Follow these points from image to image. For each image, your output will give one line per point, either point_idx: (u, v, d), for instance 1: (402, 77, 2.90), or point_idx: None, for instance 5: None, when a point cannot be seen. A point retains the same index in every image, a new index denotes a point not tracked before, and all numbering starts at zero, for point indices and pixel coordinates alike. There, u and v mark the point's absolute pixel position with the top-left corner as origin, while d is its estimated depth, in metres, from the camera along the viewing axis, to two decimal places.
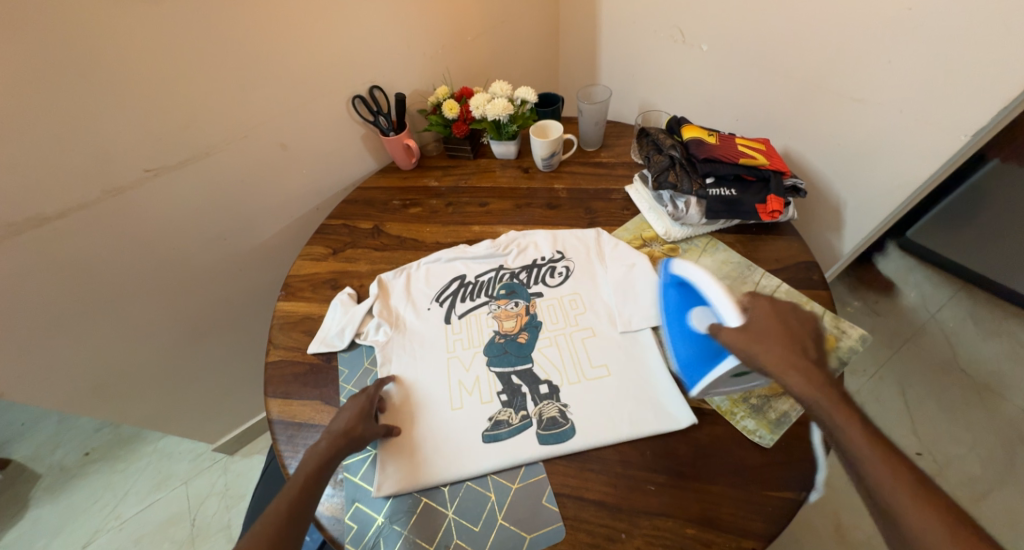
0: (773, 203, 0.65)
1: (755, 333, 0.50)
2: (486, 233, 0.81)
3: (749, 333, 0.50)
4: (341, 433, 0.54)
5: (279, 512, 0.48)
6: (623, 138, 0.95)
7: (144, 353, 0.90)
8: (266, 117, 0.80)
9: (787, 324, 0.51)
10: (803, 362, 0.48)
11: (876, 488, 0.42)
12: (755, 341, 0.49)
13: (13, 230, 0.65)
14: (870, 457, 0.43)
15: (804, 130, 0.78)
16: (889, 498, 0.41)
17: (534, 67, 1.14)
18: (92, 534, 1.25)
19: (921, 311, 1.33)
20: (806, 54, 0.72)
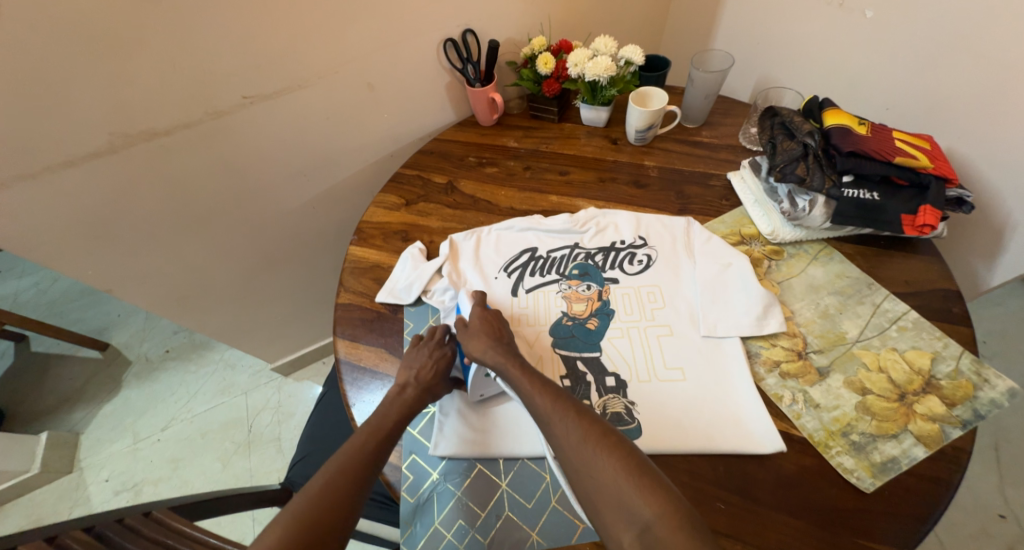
0: (926, 216, 0.54)
1: (467, 335, 0.56)
2: (565, 205, 0.76)
3: (463, 331, 0.57)
4: (426, 390, 0.54)
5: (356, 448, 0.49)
6: (732, 116, 0.84)
7: (220, 271, 0.94)
8: (362, 54, 0.77)
9: (491, 323, 0.57)
10: (490, 352, 0.54)
11: (564, 452, 0.45)
12: (468, 340, 0.56)
13: (125, 141, 0.67)
14: (560, 424, 0.46)
15: (976, 130, 0.65)
16: (583, 463, 0.44)
17: (640, 24, 1.03)
18: (167, 421, 1.39)
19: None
20: (1010, 33, 0.58)
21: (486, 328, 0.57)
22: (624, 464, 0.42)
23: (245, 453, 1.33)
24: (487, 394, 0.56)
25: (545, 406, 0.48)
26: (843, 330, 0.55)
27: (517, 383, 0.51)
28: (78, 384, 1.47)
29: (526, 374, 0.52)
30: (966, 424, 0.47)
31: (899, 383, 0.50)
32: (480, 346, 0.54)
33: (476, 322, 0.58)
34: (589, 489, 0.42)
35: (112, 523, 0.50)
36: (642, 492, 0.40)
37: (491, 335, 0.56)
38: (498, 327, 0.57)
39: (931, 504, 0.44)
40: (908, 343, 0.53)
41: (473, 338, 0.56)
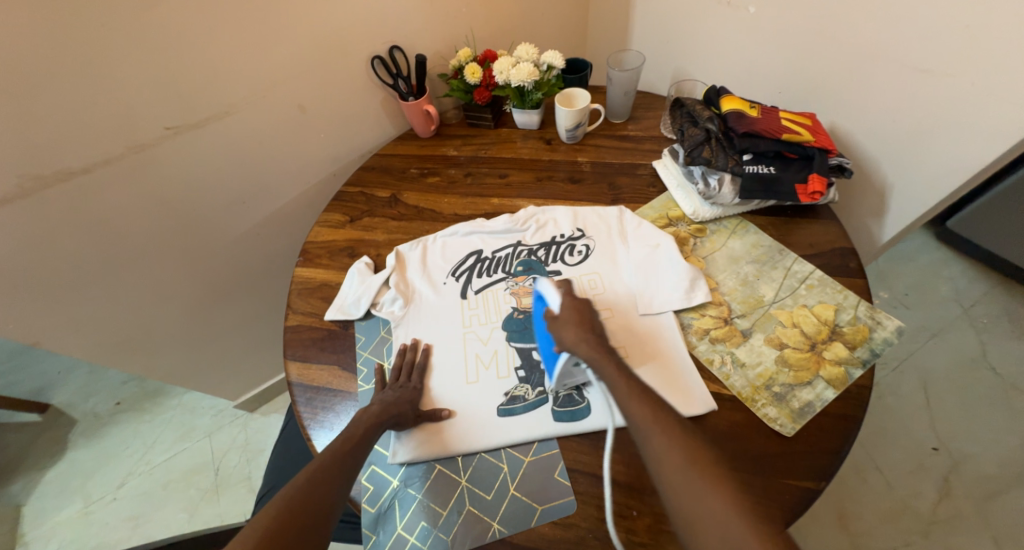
0: (815, 183, 0.61)
1: (559, 324, 0.54)
2: (505, 207, 0.79)
3: (553, 318, 0.55)
4: (391, 403, 0.55)
5: (334, 452, 0.49)
6: (653, 110, 0.90)
7: (164, 309, 0.92)
8: (287, 76, 0.78)
9: (582, 312, 0.55)
10: (583, 345, 0.51)
11: (662, 468, 0.42)
12: (562, 331, 0.53)
13: (38, 184, 0.65)
14: (661, 441, 0.43)
15: (854, 106, 0.73)
16: (686, 492, 0.40)
17: (561, 31, 1.08)
18: (123, 477, 1.32)
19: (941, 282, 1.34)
20: (865, 18, 0.66)
21: (576, 317, 0.54)
22: (731, 496, 0.39)
23: (213, 499, 1.28)
24: (570, 384, 0.55)
25: (643, 416, 0.45)
26: (761, 294, 0.60)
27: (615, 385, 0.48)
28: (20, 450, 1.38)
29: (625, 377, 0.49)
30: (866, 363, 0.53)
31: (810, 335, 0.56)
32: (573, 336, 0.52)
33: (568, 315, 0.54)
34: (691, 521, 0.39)
35: None
36: (754, 531, 0.37)
37: (582, 326, 0.53)
38: (592, 319, 0.54)
39: (841, 440, 0.49)
40: (815, 298, 0.59)
41: (566, 327, 0.53)
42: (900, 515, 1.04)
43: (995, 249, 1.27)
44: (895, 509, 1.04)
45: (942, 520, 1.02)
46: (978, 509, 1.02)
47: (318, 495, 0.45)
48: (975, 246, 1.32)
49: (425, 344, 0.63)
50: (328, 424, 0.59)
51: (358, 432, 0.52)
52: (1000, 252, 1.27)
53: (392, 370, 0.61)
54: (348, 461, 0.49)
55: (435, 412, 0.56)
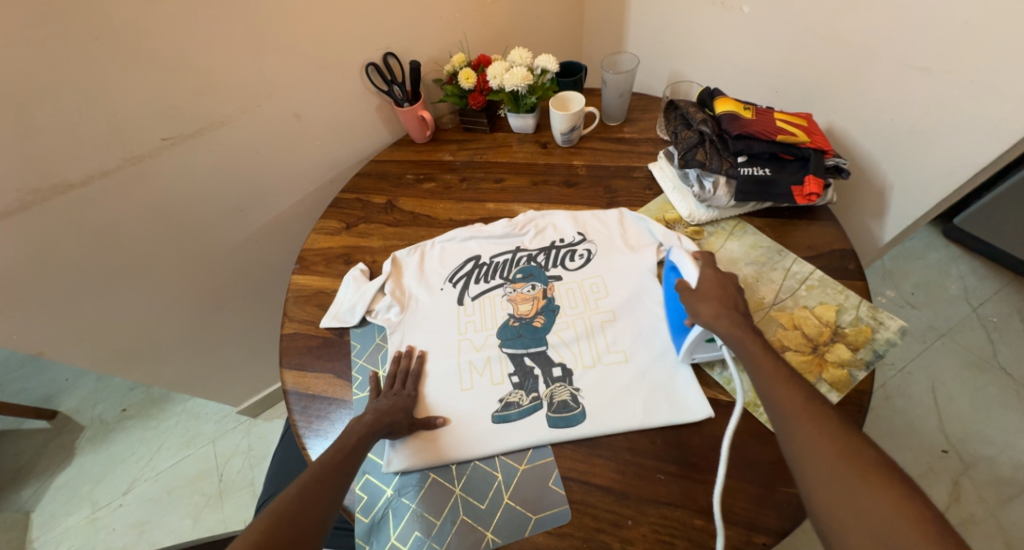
0: (811, 185, 0.60)
1: (695, 299, 0.53)
2: (501, 211, 0.79)
3: (691, 290, 0.54)
4: (384, 413, 0.54)
5: (326, 464, 0.48)
6: (650, 112, 0.89)
7: (165, 318, 0.92)
8: (280, 86, 0.78)
9: (724, 288, 0.54)
10: (723, 321, 0.50)
11: (802, 459, 0.40)
12: (699, 304, 0.52)
13: (37, 197, 0.66)
14: (810, 433, 0.40)
15: (852, 105, 0.72)
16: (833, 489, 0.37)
17: (556, 33, 1.08)
18: (128, 484, 1.32)
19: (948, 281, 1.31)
20: (861, 16, 0.65)
21: (718, 292, 0.53)
22: (896, 494, 0.35)
23: (217, 505, 1.28)
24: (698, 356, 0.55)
25: (792, 405, 0.42)
26: (761, 295, 0.59)
27: (759, 369, 0.46)
28: (27, 457, 1.39)
29: (772, 359, 0.47)
30: (868, 365, 0.52)
31: (812, 337, 0.55)
32: (713, 310, 0.51)
33: (709, 289, 0.53)
34: (836, 516, 0.36)
35: None
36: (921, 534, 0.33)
37: (724, 302, 0.52)
38: (733, 294, 0.54)
39: None
40: (816, 299, 0.58)
41: (705, 301, 0.52)
42: None
43: (1005, 247, 1.24)
44: None
45: (953, 524, 1.00)
46: (989, 512, 1.00)
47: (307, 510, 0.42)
48: (983, 243, 1.29)
49: (419, 351, 0.62)
50: (322, 433, 0.59)
51: (351, 441, 0.50)
52: (1010, 250, 1.24)
53: (387, 378, 0.60)
54: (339, 474, 0.47)
55: (432, 419, 0.56)
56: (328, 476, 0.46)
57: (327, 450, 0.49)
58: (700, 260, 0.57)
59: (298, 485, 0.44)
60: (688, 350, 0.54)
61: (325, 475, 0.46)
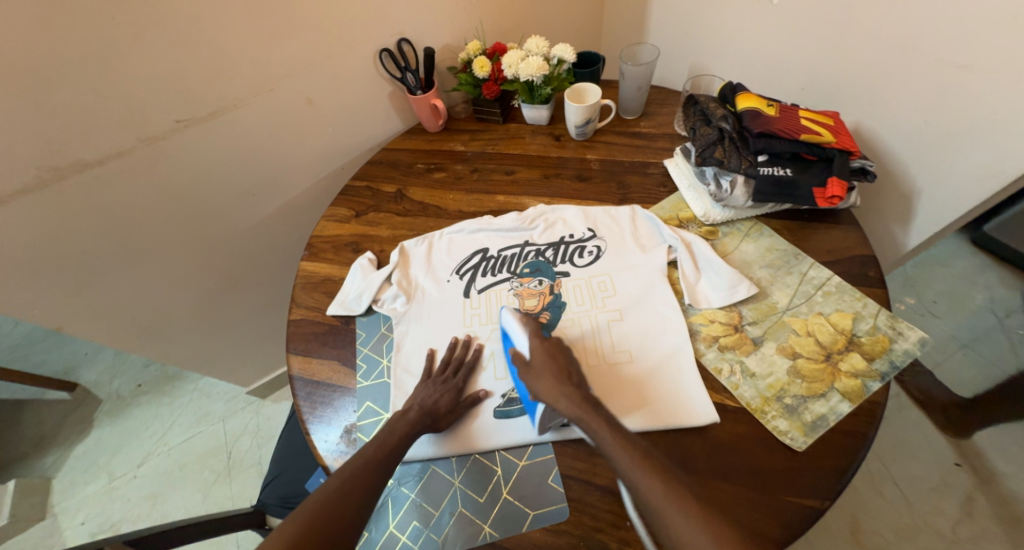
0: (835, 187, 0.58)
1: (533, 378, 0.52)
2: (511, 204, 0.77)
3: (525, 367, 0.53)
4: (430, 409, 0.53)
5: (367, 461, 0.48)
6: (668, 106, 0.87)
7: (177, 298, 0.93)
8: (294, 70, 0.78)
9: (554, 359, 0.53)
10: (563, 400, 0.49)
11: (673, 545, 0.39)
12: (535, 382, 0.51)
13: (56, 175, 0.66)
14: (676, 516, 0.39)
15: (882, 104, 0.69)
16: None
17: (576, 22, 1.05)
18: (143, 457, 1.36)
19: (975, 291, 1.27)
20: (896, 10, 0.62)
21: (551, 366, 0.52)
22: None
23: (226, 481, 1.31)
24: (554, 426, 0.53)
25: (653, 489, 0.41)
26: (774, 300, 0.57)
27: (609, 450, 0.45)
28: (48, 427, 1.43)
29: (618, 436, 0.46)
30: (884, 376, 0.50)
31: (825, 345, 0.53)
32: (551, 389, 0.50)
33: (541, 367, 0.52)
34: None
35: None
36: None
37: (559, 376, 0.51)
38: (566, 365, 0.53)
39: (851, 457, 0.46)
40: (832, 306, 0.56)
41: (541, 378, 0.51)
42: (919, 532, 0.99)
43: None
44: (913, 525, 1.00)
45: (963, 540, 0.98)
46: (1003, 530, 0.97)
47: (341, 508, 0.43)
48: None
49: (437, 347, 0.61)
50: (326, 419, 0.59)
51: (391, 440, 0.50)
52: None
53: (439, 364, 0.59)
54: (376, 474, 0.47)
55: (475, 394, 0.56)
56: (366, 476, 0.47)
57: (364, 448, 0.49)
58: (532, 325, 0.56)
59: (336, 482, 0.45)
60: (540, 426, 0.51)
61: (362, 475, 0.46)
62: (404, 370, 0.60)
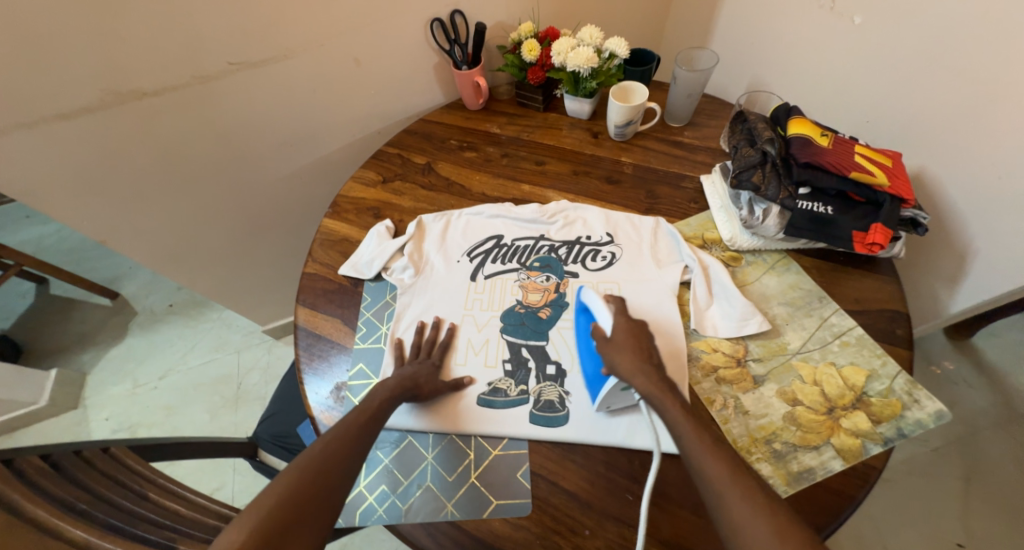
0: (877, 234, 0.53)
1: (611, 350, 0.51)
2: (535, 196, 0.76)
3: (606, 340, 0.52)
4: (408, 377, 0.53)
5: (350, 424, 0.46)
6: (717, 118, 0.82)
7: (208, 233, 0.97)
8: (346, 28, 0.78)
9: (637, 338, 0.51)
10: (640, 376, 0.48)
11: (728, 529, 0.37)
12: (613, 354, 0.50)
13: (115, 99, 0.69)
14: (739, 506, 0.37)
15: (953, 153, 0.63)
16: None
17: (639, 16, 1.01)
18: (165, 370, 1.44)
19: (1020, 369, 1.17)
20: (990, 52, 0.56)
21: (633, 343, 0.50)
22: None
23: (232, 408, 1.37)
24: (614, 406, 0.52)
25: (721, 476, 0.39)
26: (786, 340, 0.54)
27: (678, 431, 0.43)
28: (84, 329, 1.54)
29: (689, 418, 0.44)
30: (887, 442, 0.46)
31: (831, 397, 0.49)
32: (629, 364, 0.48)
33: (623, 342, 0.50)
34: None
35: (70, 455, 0.49)
36: None
37: (639, 354, 0.49)
38: (647, 347, 0.51)
39: (831, 517, 0.43)
40: (847, 358, 0.52)
41: (619, 352, 0.50)
42: None
43: None
44: None
45: None
46: None
47: (331, 470, 0.42)
48: None
49: (445, 322, 0.61)
50: (320, 372, 0.60)
51: (372, 405, 0.49)
52: None
53: (410, 348, 0.59)
54: (362, 441, 0.46)
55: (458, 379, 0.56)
56: (354, 436, 0.45)
57: (349, 415, 0.48)
58: (615, 304, 0.55)
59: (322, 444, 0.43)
60: (605, 400, 0.51)
61: (348, 440, 0.45)
62: (400, 339, 0.60)
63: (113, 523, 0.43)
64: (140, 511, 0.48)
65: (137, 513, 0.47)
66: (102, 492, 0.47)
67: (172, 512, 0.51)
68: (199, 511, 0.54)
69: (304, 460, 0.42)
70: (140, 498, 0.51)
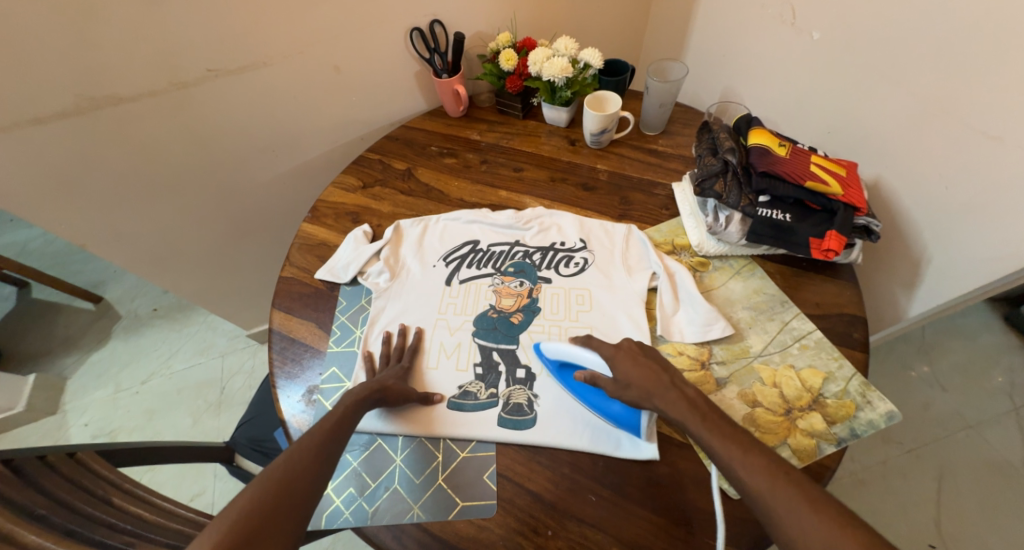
0: (831, 241, 0.56)
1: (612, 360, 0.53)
2: (512, 201, 0.77)
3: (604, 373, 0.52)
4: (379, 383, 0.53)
5: (319, 433, 0.46)
6: (690, 127, 0.84)
7: (188, 237, 0.96)
8: (325, 35, 0.79)
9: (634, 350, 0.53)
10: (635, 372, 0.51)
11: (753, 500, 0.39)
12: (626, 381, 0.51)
13: (91, 104, 0.70)
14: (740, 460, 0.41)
15: (908, 164, 0.65)
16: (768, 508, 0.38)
17: (618, 27, 1.03)
18: (147, 375, 1.43)
19: (993, 374, 1.20)
20: (939, 67, 0.58)
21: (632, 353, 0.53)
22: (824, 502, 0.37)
23: (215, 413, 1.36)
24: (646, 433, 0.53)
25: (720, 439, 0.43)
26: (748, 343, 0.56)
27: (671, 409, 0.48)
28: (66, 333, 1.52)
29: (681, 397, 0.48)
30: (840, 442, 0.48)
31: (789, 399, 0.51)
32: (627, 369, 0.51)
33: (625, 363, 0.52)
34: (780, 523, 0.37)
35: (34, 460, 0.49)
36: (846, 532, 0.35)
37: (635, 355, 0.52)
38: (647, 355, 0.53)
39: None
40: (806, 361, 0.53)
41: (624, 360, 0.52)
42: None
43: None
44: None
45: None
46: None
47: (304, 483, 0.41)
48: None
49: (415, 329, 0.62)
50: (294, 377, 0.61)
51: (336, 415, 0.49)
52: None
53: (381, 357, 0.59)
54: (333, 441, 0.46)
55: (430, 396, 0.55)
56: (322, 445, 0.45)
57: (317, 423, 0.47)
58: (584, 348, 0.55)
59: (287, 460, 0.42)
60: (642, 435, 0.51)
61: (317, 447, 0.45)
62: (373, 345, 0.61)
63: (71, 529, 0.44)
64: (103, 516, 0.48)
65: (98, 517, 0.48)
66: (64, 497, 0.48)
67: (136, 518, 0.51)
68: (165, 516, 0.53)
69: (274, 473, 0.41)
70: (104, 504, 0.51)
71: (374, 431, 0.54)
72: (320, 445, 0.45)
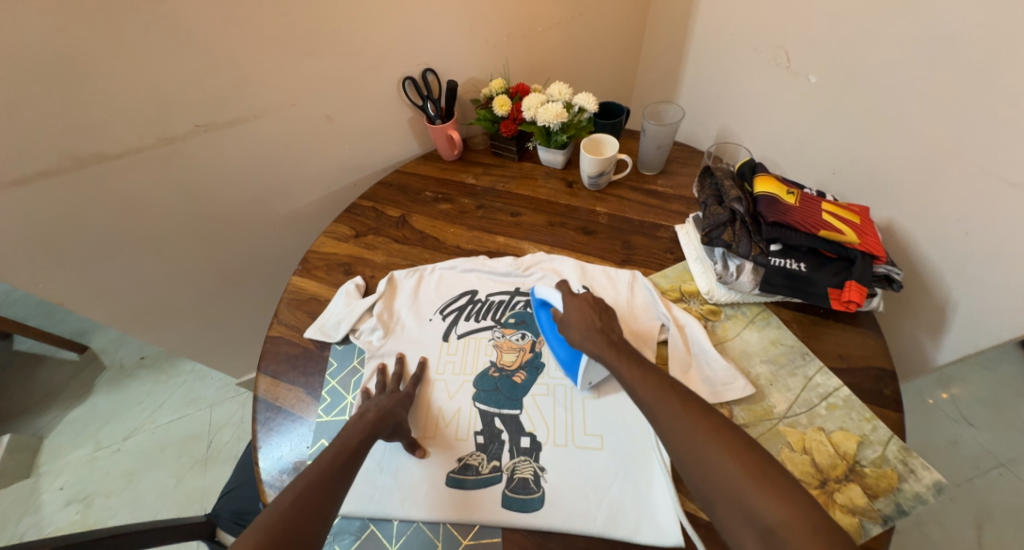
0: (852, 292, 0.53)
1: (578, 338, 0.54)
2: (510, 248, 0.74)
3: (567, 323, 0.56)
4: (389, 411, 0.51)
5: (325, 466, 0.43)
6: (689, 167, 0.83)
7: (175, 292, 0.93)
8: (317, 87, 0.78)
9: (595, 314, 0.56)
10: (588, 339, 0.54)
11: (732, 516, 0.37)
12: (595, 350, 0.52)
13: (75, 163, 0.68)
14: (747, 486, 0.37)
15: (920, 203, 0.63)
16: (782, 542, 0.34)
17: (610, 68, 1.04)
18: (130, 431, 1.36)
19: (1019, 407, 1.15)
20: (945, 106, 0.57)
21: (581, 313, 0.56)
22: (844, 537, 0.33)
23: (200, 471, 1.29)
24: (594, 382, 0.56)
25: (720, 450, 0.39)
26: (772, 403, 0.51)
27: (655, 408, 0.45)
28: (49, 387, 1.46)
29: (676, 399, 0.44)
30: (886, 521, 0.43)
31: (823, 468, 0.46)
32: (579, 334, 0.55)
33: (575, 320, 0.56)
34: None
35: None
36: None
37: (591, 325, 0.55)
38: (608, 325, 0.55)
39: None
40: (836, 423, 0.49)
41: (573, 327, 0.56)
42: None
43: None
44: None
45: None
46: None
47: (310, 518, 0.39)
48: None
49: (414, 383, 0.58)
50: (277, 451, 0.56)
51: (351, 444, 0.46)
52: None
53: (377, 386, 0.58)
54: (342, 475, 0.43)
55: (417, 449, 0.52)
56: (328, 483, 0.42)
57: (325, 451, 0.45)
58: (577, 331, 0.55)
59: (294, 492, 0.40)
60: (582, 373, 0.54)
61: (325, 481, 0.42)
62: None
63: None
64: None
65: None
66: None
67: None
68: None
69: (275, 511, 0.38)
70: None
71: (367, 515, 0.49)
72: (323, 478, 0.42)
